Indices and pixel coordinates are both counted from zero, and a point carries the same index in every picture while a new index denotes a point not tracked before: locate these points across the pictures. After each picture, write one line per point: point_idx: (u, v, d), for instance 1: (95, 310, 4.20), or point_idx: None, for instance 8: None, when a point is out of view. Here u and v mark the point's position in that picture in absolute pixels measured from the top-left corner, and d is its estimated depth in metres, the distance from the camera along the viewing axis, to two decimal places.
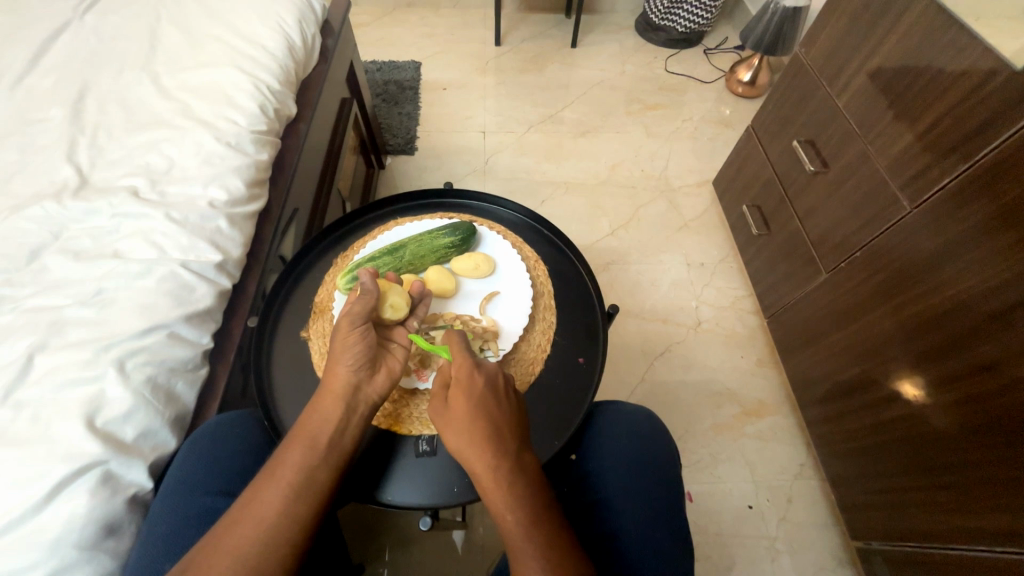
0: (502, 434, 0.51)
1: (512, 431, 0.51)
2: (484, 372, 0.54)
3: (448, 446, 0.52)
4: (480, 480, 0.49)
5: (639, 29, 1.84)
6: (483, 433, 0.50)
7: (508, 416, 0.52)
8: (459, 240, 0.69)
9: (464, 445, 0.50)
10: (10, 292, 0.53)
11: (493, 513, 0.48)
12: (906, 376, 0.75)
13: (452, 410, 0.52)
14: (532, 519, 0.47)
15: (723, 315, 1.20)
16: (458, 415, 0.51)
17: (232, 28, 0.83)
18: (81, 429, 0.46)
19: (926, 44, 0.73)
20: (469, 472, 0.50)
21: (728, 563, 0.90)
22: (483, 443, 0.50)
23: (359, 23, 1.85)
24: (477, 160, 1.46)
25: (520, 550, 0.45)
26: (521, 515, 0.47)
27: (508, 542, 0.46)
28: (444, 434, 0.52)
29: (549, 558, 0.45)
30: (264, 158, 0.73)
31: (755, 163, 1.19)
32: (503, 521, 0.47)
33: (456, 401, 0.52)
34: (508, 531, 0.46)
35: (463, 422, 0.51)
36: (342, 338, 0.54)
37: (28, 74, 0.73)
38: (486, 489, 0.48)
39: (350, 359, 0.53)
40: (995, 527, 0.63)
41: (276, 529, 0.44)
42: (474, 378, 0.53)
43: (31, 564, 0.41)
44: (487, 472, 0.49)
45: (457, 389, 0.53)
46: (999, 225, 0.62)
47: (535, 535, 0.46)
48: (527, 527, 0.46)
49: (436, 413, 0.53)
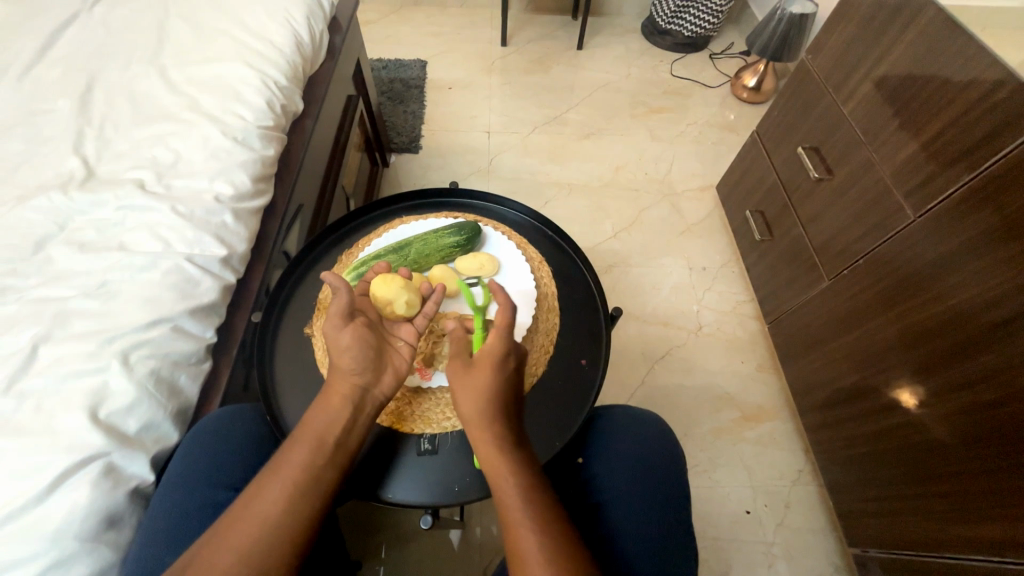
0: (511, 411, 0.53)
1: (515, 409, 0.54)
2: (513, 352, 0.55)
3: (459, 405, 0.53)
4: (484, 445, 0.51)
5: (645, 32, 1.85)
6: (499, 405, 0.52)
7: (517, 394, 0.55)
8: (464, 239, 0.69)
9: (479, 414, 0.51)
10: (14, 282, 0.53)
11: (491, 479, 0.49)
12: (905, 385, 0.76)
13: (475, 375, 0.53)
14: (529, 488, 0.48)
15: (724, 320, 1.20)
16: (479, 381, 0.52)
17: (240, 23, 0.83)
18: (84, 420, 0.46)
19: (934, 53, 0.73)
20: (475, 435, 0.51)
21: (724, 568, 0.90)
22: (496, 412, 0.52)
23: (365, 21, 1.85)
24: (482, 160, 1.46)
25: (516, 514, 0.46)
26: (520, 486, 0.48)
27: (504, 508, 0.47)
28: (458, 396, 0.53)
29: (544, 525, 0.46)
30: (270, 153, 0.72)
31: (759, 170, 1.19)
32: (501, 486, 0.48)
33: (480, 368, 0.53)
34: (507, 494, 0.48)
35: (483, 388, 0.52)
36: (337, 343, 0.53)
37: (34, 65, 0.73)
38: (488, 461, 0.50)
39: (348, 364, 0.52)
40: (992, 537, 0.63)
41: (278, 528, 0.44)
42: (504, 356, 0.54)
43: (32, 555, 0.41)
44: (494, 438, 0.51)
45: (483, 358, 0.53)
46: (1001, 236, 0.62)
47: (531, 504, 0.47)
48: (525, 494, 0.48)
49: (455, 373, 0.54)
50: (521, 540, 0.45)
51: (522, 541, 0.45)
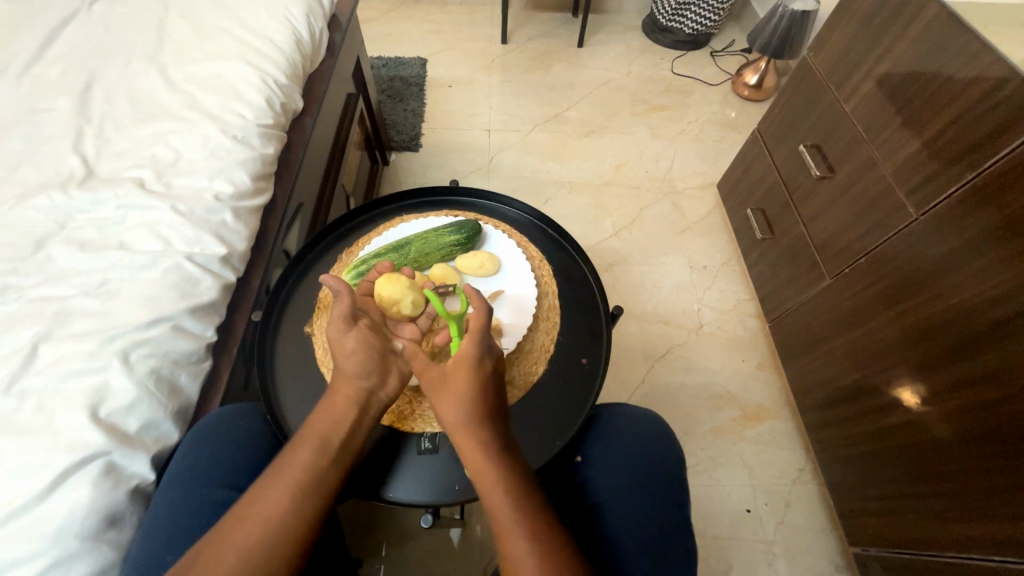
0: (495, 415, 0.53)
1: (500, 413, 0.53)
2: (489, 356, 0.55)
3: (440, 415, 0.53)
4: (468, 453, 0.50)
5: (645, 30, 1.84)
6: (481, 412, 0.52)
7: (500, 399, 0.54)
8: (465, 238, 0.69)
9: (462, 422, 0.51)
10: (14, 281, 0.52)
11: (478, 488, 0.49)
12: (906, 384, 0.76)
13: (453, 385, 0.53)
14: (518, 492, 0.48)
15: (724, 318, 1.20)
16: (458, 390, 0.52)
17: (240, 21, 0.82)
18: (85, 419, 0.46)
19: (936, 51, 0.73)
20: (458, 444, 0.51)
21: (725, 567, 0.90)
22: (478, 419, 0.51)
23: (364, 18, 1.84)
24: (482, 158, 1.46)
25: (506, 520, 0.46)
26: (508, 491, 0.48)
27: (494, 515, 0.47)
28: (439, 406, 0.53)
29: (535, 530, 0.45)
30: (270, 151, 0.72)
31: (760, 168, 1.19)
32: (489, 493, 0.48)
33: (458, 377, 0.53)
34: (494, 501, 0.47)
35: (463, 396, 0.52)
36: (343, 347, 0.53)
37: (33, 63, 0.72)
38: (474, 468, 0.50)
39: (355, 367, 0.52)
40: (993, 536, 0.63)
41: (280, 528, 0.44)
42: (481, 361, 0.54)
43: (33, 554, 0.41)
44: (478, 445, 0.50)
45: (460, 366, 0.53)
46: (1003, 234, 0.62)
47: (521, 509, 0.47)
48: (514, 498, 0.47)
49: (433, 387, 0.54)
50: (511, 547, 0.45)
51: (513, 548, 0.45)
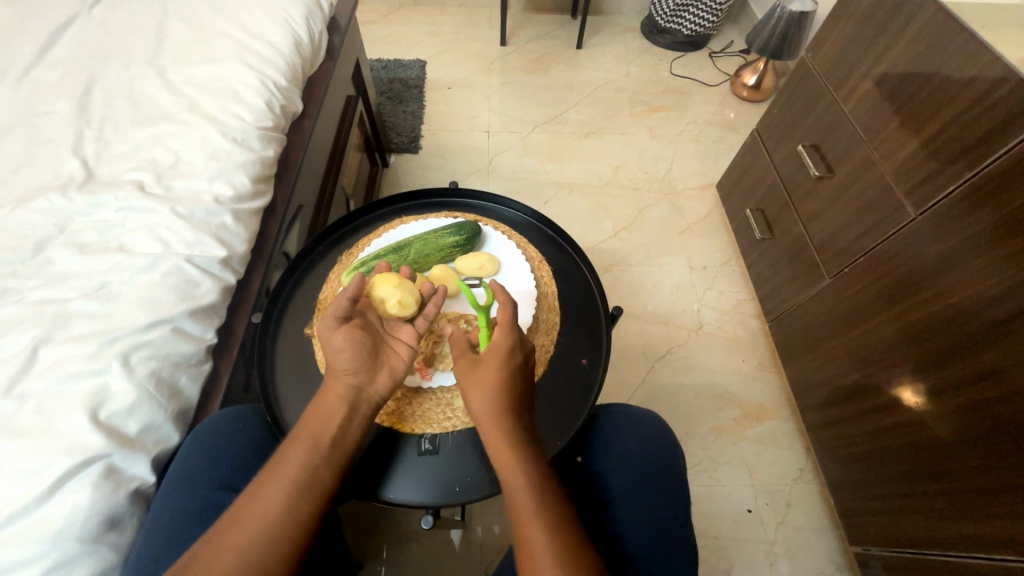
0: (520, 407, 0.53)
1: (524, 405, 0.54)
2: (520, 347, 0.55)
3: (469, 402, 0.53)
4: (493, 442, 0.51)
5: (644, 31, 1.85)
6: (508, 403, 0.52)
7: (526, 390, 0.55)
8: (463, 239, 0.69)
9: (487, 412, 0.52)
10: (14, 284, 0.52)
11: (501, 477, 0.49)
12: (906, 383, 0.75)
13: (482, 373, 0.53)
14: (537, 486, 0.48)
15: (725, 319, 1.20)
16: (486, 380, 0.53)
17: (239, 24, 0.83)
18: (85, 422, 0.46)
19: (934, 51, 0.73)
20: (485, 432, 0.52)
21: (725, 567, 0.90)
22: (504, 410, 0.52)
23: (365, 21, 1.85)
24: (482, 160, 1.46)
25: (525, 511, 0.47)
26: (529, 483, 0.48)
27: (513, 506, 0.47)
28: (468, 394, 0.53)
29: (551, 523, 0.45)
30: (270, 154, 0.72)
31: (759, 168, 1.19)
32: (510, 483, 0.48)
33: (488, 366, 0.53)
34: (515, 491, 0.48)
35: (490, 386, 0.52)
36: (331, 344, 0.53)
37: (33, 66, 0.73)
38: (498, 457, 0.50)
39: (341, 363, 0.52)
40: (994, 535, 0.63)
41: (276, 528, 0.44)
42: (512, 353, 0.54)
43: (32, 557, 0.40)
44: (503, 436, 0.51)
45: (491, 355, 0.53)
46: (1003, 234, 0.62)
47: (540, 503, 0.47)
48: (535, 491, 0.48)
49: (463, 374, 0.55)
50: (528, 539, 0.45)
51: (529, 538, 0.45)
